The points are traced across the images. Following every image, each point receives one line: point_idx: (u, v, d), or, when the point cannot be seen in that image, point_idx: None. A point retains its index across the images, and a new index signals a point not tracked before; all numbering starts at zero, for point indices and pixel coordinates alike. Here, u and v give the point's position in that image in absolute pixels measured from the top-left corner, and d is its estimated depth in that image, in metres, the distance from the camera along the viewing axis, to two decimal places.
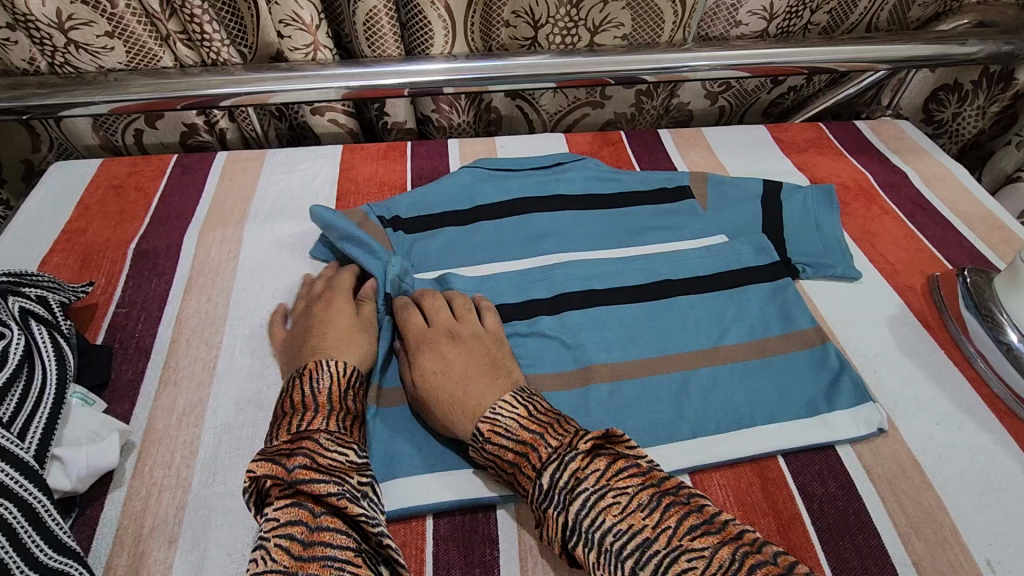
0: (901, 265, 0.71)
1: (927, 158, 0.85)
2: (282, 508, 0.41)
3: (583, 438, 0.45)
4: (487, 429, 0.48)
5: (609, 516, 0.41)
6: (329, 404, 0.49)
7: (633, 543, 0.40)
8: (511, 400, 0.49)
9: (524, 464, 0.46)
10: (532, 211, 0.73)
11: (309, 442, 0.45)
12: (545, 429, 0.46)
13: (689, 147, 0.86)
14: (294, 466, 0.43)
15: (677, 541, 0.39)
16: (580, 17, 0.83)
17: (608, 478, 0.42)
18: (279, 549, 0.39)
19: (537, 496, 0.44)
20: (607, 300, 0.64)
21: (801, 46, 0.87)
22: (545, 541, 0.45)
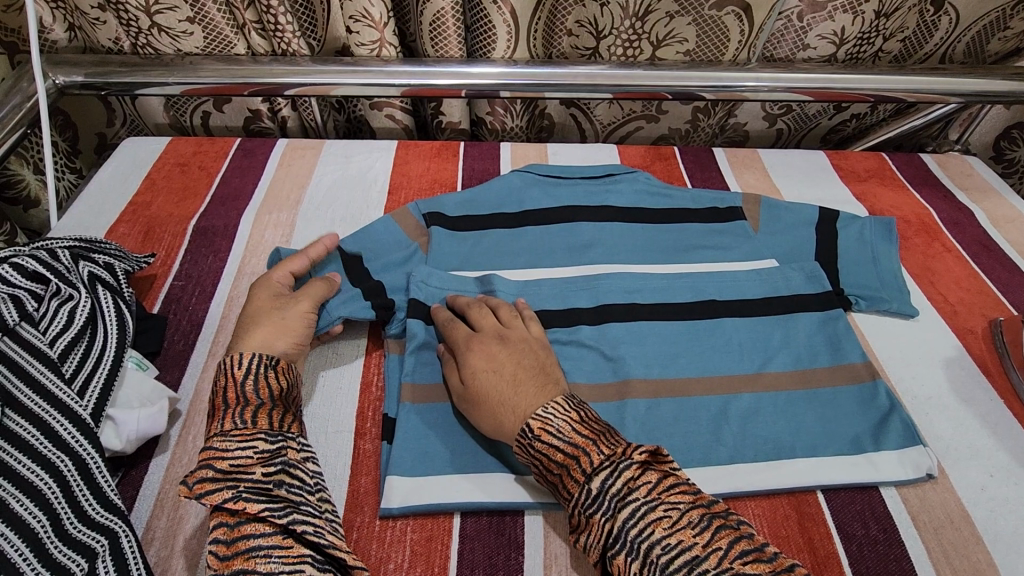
0: (961, 307, 0.68)
1: (995, 197, 0.82)
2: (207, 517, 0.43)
3: (636, 448, 0.45)
4: (537, 426, 0.48)
5: (658, 529, 0.41)
6: (224, 403, 0.49)
7: (681, 559, 0.40)
8: (563, 402, 0.49)
9: (573, 467, 0.45)
10: (580, 219, 0.73)
11: (207, 453, 0.45)
12: (598, 436, 0.46)
13: (744, 168, 0.84)
14: (193, 482, 0.44)
15: (728, 563, 0.39)
16: (644, 30, 0.82)
17: (661, 493, 0.42)
18: (210, 555, 0.42)
19: (583, 500, 0.44)
20: (650, 315, 0.63)
21: (870, 74, 0.84)
22: (580, 545, 0.44)
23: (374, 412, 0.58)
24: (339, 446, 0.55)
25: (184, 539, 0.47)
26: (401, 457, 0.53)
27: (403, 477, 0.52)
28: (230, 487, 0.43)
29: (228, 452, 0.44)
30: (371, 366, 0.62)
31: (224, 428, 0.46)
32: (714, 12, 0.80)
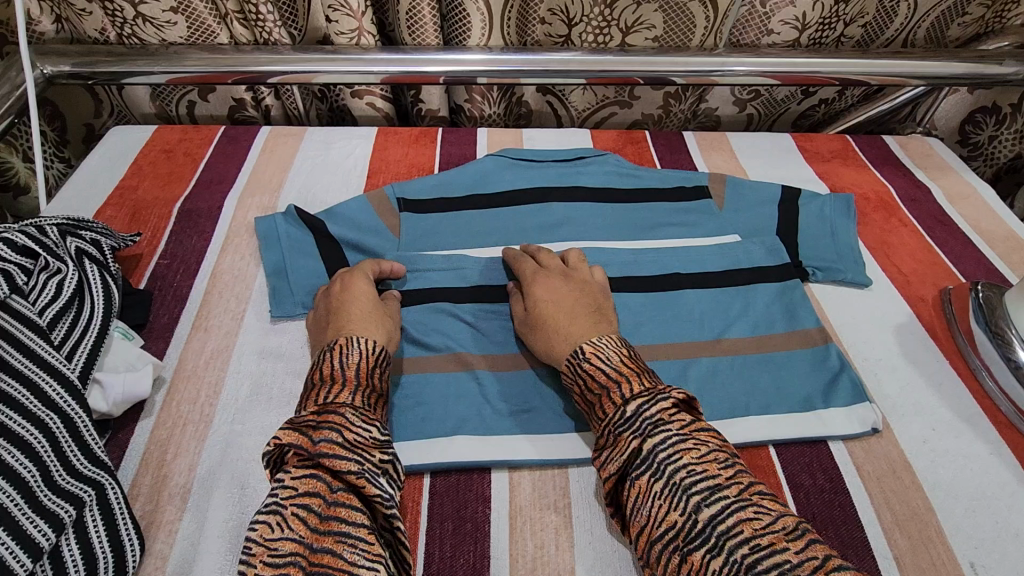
0: (913, 277, 0.71)
1: (952, 175, 0.85)
2: (301, 478, 0.43)
3: (676, 389, 0.48)
4: (589, 351, 0.52)
5: (687, 456, 0.44)
6: (356, 379, 0.50)
7: (704, 484, 0.42)
8: (616, 338, 0.53)
9: (613, 390, 0.49)
10: (551, 200, 0.76)
11: (332, 417, 0.46)
12: (643, 373, 0.50)
13: (712, 150, 0.87)
14: (319, 439, 0.44)
15: (747, 495, 0.41)
16: (614, 17, 0.85)
17: (693, 428, 0.46)
18: (296, 519, 0.41)
19: (616, 419, 0.47)
20: (616, 287, 0.66)
21: (832, 58, 0.88)
22: (602, 463, 0.47)
23: None
24: None
25: (168, 495, 0.50)
26: None
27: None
28: (358, 461, 0.44)
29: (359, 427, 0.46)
30: None
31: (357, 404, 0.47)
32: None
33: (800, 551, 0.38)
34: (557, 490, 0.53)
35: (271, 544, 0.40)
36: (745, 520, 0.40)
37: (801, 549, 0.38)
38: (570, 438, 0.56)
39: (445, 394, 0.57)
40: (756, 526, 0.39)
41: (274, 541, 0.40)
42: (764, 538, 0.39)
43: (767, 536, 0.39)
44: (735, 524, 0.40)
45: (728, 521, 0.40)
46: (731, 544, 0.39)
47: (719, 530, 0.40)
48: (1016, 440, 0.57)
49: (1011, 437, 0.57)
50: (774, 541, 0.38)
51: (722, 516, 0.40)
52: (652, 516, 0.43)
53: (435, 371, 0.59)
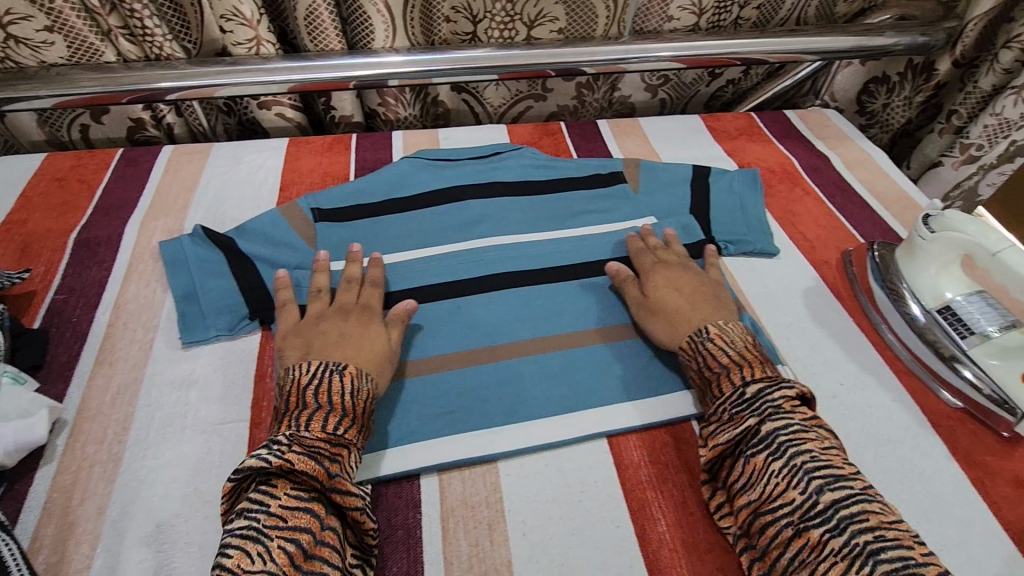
0: (817, 242, 0.75)
1: (849, 143, 0.90)
2: (295, 510, 0.43)
3: (792, 383, 0.51)
4: (714, 332, 0.55)
5: (810, 443, 0.47)
6: (360, 414, 0.50)
7: (826, 470, 0.45)
8: (739, 325, 0.57)
9: (733, 370, 0.52)
10: (469, 198, 0.76)
11: (330, 453, 0.47)
12: (759, 361, 0.53)
13: (625, 136, 0.90)
14: (334, 473, 0.46)
15: (871, 488, 0.45)
16: (516, 12, 0.85)
17: (815, 422, 0.49)
18: (284, 553, 0.41)
19: (733, 399, 0.50)
20: (538, 279, 0.67)
21: (730, 40, 0.91)
22: (714, 436, 0.51)
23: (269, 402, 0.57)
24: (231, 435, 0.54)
25: (76, 544, 0.47)
26: None
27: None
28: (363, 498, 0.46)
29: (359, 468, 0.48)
30: (264, 359, 0.60)
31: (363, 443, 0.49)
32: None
33: (924, 552, 0.41)
34: (488, 487, 0.52)
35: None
36: (871, 510, 0.42)
37: (925, 551, 0.41)
38: (496, 433, 0.55)
39: None
40: (882, 519, 0.42)
41: (254, 573, 0.39)
42: (889, 530, 0.41)
43: (861, 519, 0.42)
44: (860, 512, 0.42)
45: (853, 508, 0.43)
46: (852, 527, 0.42)
47: (841, 515, 0.42)
48: (915, 385, 0.61)
49: (910, 383, 0.61)
50: (900, 536, 0.41)
51: (847, 501, 0.43)
52: (768, 491, 0.46)
53: None
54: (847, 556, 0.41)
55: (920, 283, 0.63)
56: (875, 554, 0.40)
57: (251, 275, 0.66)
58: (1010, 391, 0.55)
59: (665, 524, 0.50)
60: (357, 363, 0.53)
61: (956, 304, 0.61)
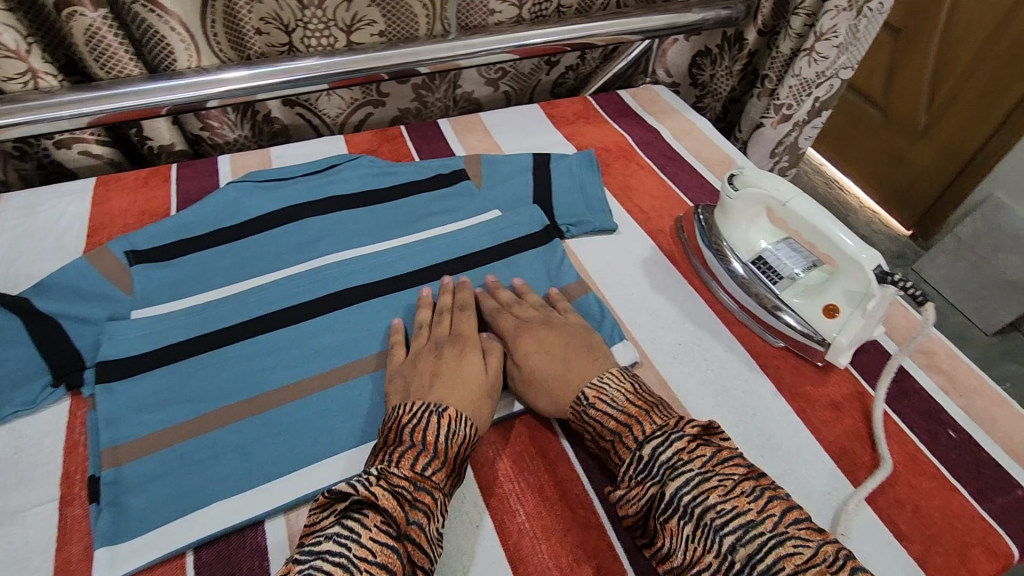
0: (652, 212, 0.79)
1: (676, 115, 0.96)
2: (384, 546, 0.39)
3: (688, 423, 0.47)
4: (592, 395, 0.51)
5: (711, 494, 0.42)
6: (449, 462, 0.47)
7: (737, 521, 0.40)
8: (617, 374, 0.53)
9: (624, 435, 0.48)
10: (304, 216, 0.72)
11: (429, 497, 0.44)
12: (649, 408, 0.49)
13: (467, 133, 0.90)
14: (411, 518, 0.42)
15: (782, 527, 0.40)
16: (329, 17, 0.82)
17: (714, 464, 0.44)
18: None
19: (633, 468, 0.46)
20: (382, 290, 0.65)
21: (553, 28, 0.94)
22: (623, 503, 0.46)
23: (84, 475, 0.51)
24: (36, 522, 0.48)
25: None
26: (110, 521, 0.47)
27: (117, 542, 0.46)
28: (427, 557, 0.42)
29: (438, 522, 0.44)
30: (76, 427, 0.54)
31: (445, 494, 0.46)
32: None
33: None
34: None
35: None
36: (785, 556, 0.38)
37: None
38: (346, 457, 0.53)
39: (192, 459, 0.51)
40: (797, 562, 0.38)
41: None
42: (807, 574, 0.37)
43: (776, 569, 0.38)
44: (775, 561, 0.38)
45: (767, 559, 0.38)
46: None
47: (759, 567, 0.38)
48: (743, 333, 0.66)
49: (739, 332, 0.66)
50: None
51: (761, 554, 0.39)
52: (688, 559, 0.42)
53: (188, 437, 0.53)
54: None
55: (739, 241, 0.68)
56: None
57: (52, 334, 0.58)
58: (818, 325, 0.61)
59: (524, 514, 0.50)
60: (456, 404, 0.51)
61: (768, 254, 0.66)
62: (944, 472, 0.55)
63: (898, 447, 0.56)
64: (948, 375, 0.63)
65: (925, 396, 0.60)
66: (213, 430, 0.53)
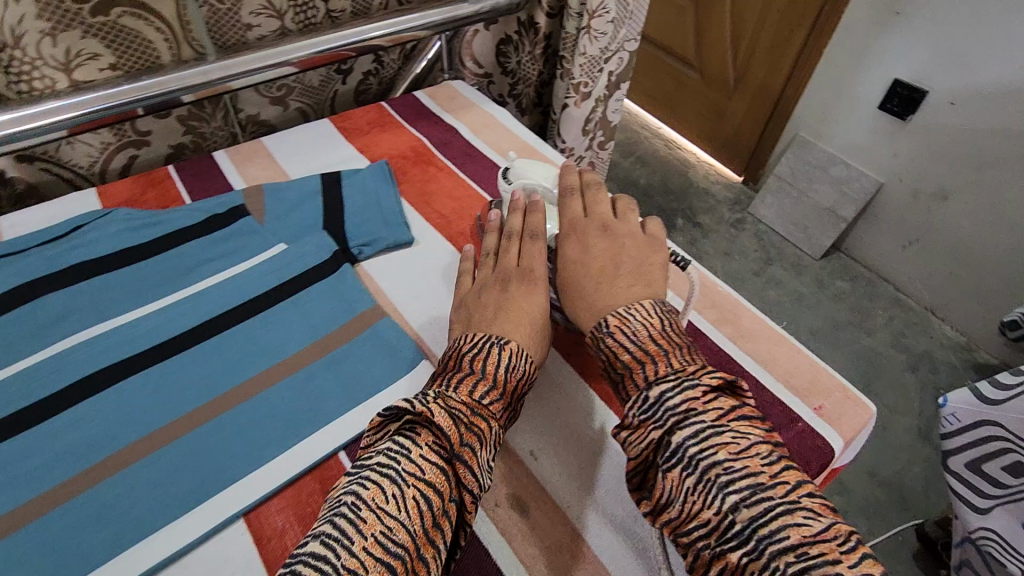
0: (453, 216, 0.77)
1: (474, 109, 0.94)
2: (432, 464, 0.43)
3: (708, 374, 0.46)
4: (614, 324, 0.52)
5: (723, 451, 0.41)
6: (504, 390, 0.50)
7: (744, 481, 0.40)
8: (645, 307, 0.52)
9: (636, 371, 0.48)
10: (42, 294, 0.62)
11: (484, 421, 0.47)
12: (671, 349, 0.49)
13: (248, 162, 0.82)
14: (463, 442, 0.45)
15: (794, 495, 0.39)
16: (35, 57, 0.69)
17: (729, 418, 0.43)
18: (416, 508, 0.40)
19: (638, 405, 0.46)
20: (146, 363, 0.57)
21: (324, 37, 0.88)
22: (626, 445, 0.46)
23: None
24: None
25: None
26: None
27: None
28: (476, 483, 0.44)
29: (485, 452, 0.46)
30: None
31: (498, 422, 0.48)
32: (103, 19, 0.70)
33: (853, 564, 0.36)
34: None
35: (382, 515, 0.39)
36: (793, 525, 0.37)
37: (855, 563, 0.36)
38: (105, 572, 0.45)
39: None
40: (806, 533, 0.37)
41: (383, 512, 0.39)
42: (814, 546, 0.36)
43: (782, 537, 0.37)
44: (781, 528, 0.37)
45: (774, 524, 0.38)
46: (771, 549, 0.37)
47: (760, 532, 0.38)
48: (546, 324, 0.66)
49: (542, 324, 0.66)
50: (824, 551, 0.36)
51: (766, 519, 0.38)
52: (684, 511, 0.42)
53: None
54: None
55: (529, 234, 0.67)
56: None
57: None
58: None
59: None
60: (518, 337, 0.54)
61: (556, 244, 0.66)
62: None
63: None
64: (736, 325, 0.66)
65: (715, 349, 0.63)
66: None
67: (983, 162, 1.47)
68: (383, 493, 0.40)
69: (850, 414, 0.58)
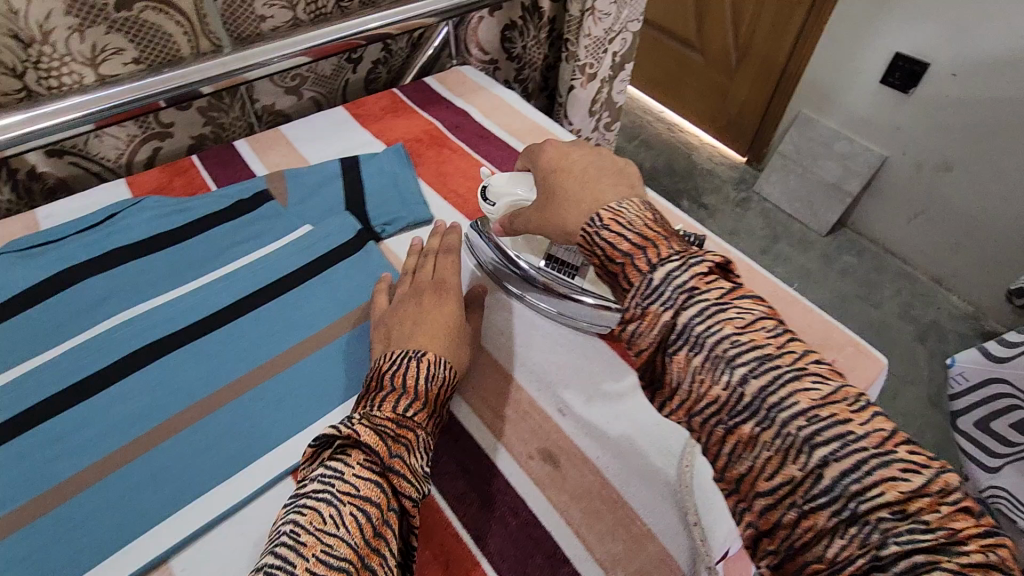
0: (469, 195, 0.79)
1: (484, 92, 0.97)
2: (365, 480, 0.43)
3: (710, 254, 0.46)
4: (608, 218, 0.50)
5: (729, 327, 0.42)
6: (428, 403, 0.50)
7: (751, 354, 0.40)
8: (637, 202, 0.51)
9: (637, 258, 0.47)
10: (83, 278, 0.65)
11: (412, 432, 0.47)
12: (667, 238, 0.48)
13: (268, 149, 0.85)
14: (393, 453, 0.45)
15: (800, 363, 0.40)
16: (63, 54, 0.72)
17: (733, 297, 0.43)
18: (353, 526, 0.40)
19: (644, 288, 0.45)
20: (185, 339, 0.60)
21: (335, 26, 0.90)
22: (630, 337, 0.46)
23: None
24: None
25: None
26: None
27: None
28: (418, 484, 0.45)
29: (418, 459, 0.46)
30: None
31: (426, 431, 0.48)
32: (126, 13, 0.73)
33: (866, 423, 0.37)
34: None
35: (322, 537, 0.39)
36: (802, 391, 0.38)
37: (866, 420, 0.37)
38: (168, 526, 0.49)
39: None
40: (814, 397, 0.38)
41: (321, 538, 0.39)
42: (823, 408, 0.38)
43: (791, 403, 0.38)
44: (790, 395, 0.39)
45: (782, 392, 0.39)
46: (784, 418, 0.38)
47: (772, 402, 0.39)
48: None
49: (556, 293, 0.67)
50: (835, 411, 0.37)
51: (776, 388, 0.39)
52: (694, 391, 0.42)
53: None
54: (780, 445, 0.38)
55: (516, 243, 0.67)
56: (812, 442, 0.37)
57: None
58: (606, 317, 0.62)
59: None
60: (434, 348, 0.53)
61: (556, 250, 0.65)
62: None
63: None
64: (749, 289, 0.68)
65: None
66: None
67: (985, 130, 1.47)
68: (316, 517, 0.40)
69: (861, 367, 0.61)
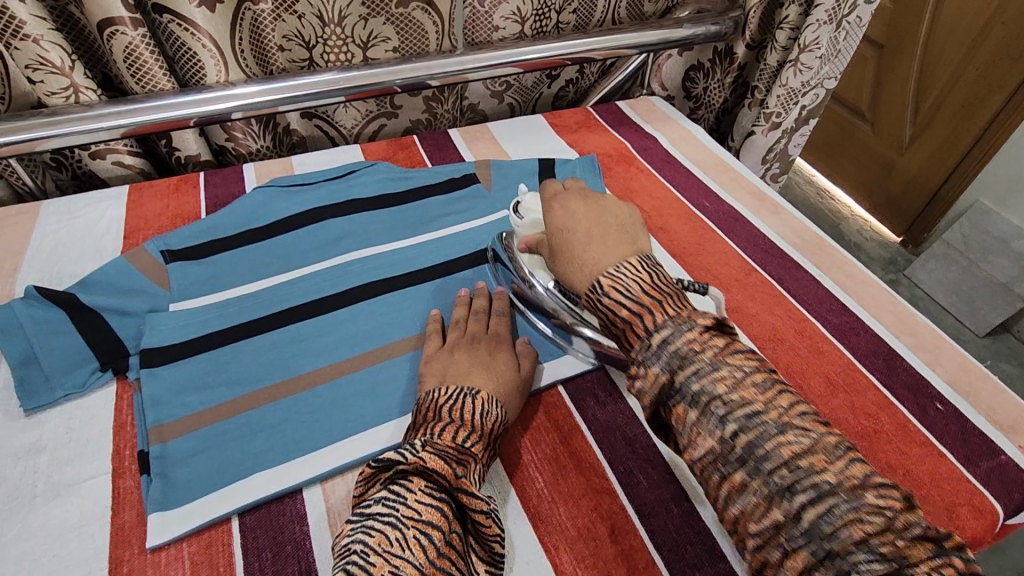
0: (653, 212, 0.84)
1: (673, 124, 1.02)
2: (427, 504, 0.43)
3: (701, 317, 0.43)
4: (608, 284, 0.46)
5: (721, 383, 0.40)
6: (481, 435, 0.51)
7: (737, 407, 0.39)
8: (636, 264, 0.47)
9: (637, 322, 0.43)
10: (327, 217, 0.77)
11: (470, 461, 0.48)
12: (664, 299, 0.44)
13: (476, 140, 0.96)
14: (458, 475, 0.46)
15: (783, 414, 0.39)
16: (347, 35, 0.88)
17: (725, 355, 0.41)
18: (420, 546, 0.41)
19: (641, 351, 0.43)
20: (402, 283, 0.70)
21: (555, 44, 1.00)
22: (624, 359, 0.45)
23: (133, 450, 0.54)
24: (91, 492, 0.51)
25: None
26: (154, 491, 0.50)
27: (167, 508, 0.49)
28: (486, 502, 0.46)
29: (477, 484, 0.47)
30: (123, 408, 0.57)
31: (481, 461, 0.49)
32: (402, 10, 0.88)
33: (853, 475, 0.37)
34: None
35: (391, 559, 0.39)
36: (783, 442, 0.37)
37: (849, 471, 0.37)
38: (377, 433, 0.56)
39: (234, 434, 0.55)
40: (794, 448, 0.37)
41: (391, 556, 0.39)
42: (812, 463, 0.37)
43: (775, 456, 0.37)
44: (774, 448, 0.37)
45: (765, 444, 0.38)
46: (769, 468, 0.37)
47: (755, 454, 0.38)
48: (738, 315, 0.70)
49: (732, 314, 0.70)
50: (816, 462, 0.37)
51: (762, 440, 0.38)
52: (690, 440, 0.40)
53: (225, 416, 0.56)
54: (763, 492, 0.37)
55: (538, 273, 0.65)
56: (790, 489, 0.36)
57: (98, 325, 0.62)
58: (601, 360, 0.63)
59: (541, 481, 0.54)
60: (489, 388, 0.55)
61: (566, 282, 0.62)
62: (932, 439, 0.58)
63: (889, 417, 0.60)
64: (934, 356, 0.67)
65: (913, 372, 0.64)
66: (251, 411, 0.56)
67: None
68: (384, 534, 0.41)
69: None
